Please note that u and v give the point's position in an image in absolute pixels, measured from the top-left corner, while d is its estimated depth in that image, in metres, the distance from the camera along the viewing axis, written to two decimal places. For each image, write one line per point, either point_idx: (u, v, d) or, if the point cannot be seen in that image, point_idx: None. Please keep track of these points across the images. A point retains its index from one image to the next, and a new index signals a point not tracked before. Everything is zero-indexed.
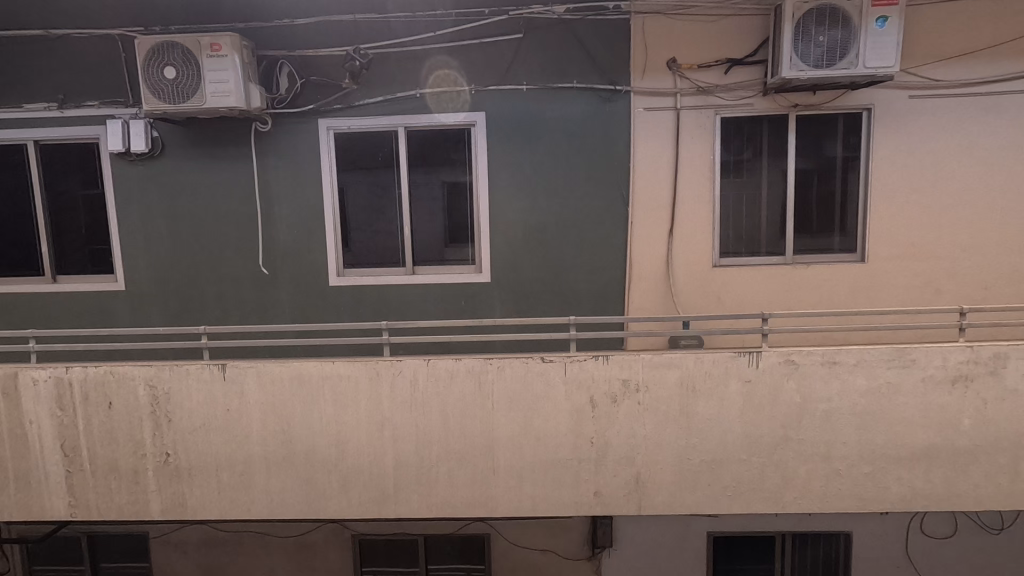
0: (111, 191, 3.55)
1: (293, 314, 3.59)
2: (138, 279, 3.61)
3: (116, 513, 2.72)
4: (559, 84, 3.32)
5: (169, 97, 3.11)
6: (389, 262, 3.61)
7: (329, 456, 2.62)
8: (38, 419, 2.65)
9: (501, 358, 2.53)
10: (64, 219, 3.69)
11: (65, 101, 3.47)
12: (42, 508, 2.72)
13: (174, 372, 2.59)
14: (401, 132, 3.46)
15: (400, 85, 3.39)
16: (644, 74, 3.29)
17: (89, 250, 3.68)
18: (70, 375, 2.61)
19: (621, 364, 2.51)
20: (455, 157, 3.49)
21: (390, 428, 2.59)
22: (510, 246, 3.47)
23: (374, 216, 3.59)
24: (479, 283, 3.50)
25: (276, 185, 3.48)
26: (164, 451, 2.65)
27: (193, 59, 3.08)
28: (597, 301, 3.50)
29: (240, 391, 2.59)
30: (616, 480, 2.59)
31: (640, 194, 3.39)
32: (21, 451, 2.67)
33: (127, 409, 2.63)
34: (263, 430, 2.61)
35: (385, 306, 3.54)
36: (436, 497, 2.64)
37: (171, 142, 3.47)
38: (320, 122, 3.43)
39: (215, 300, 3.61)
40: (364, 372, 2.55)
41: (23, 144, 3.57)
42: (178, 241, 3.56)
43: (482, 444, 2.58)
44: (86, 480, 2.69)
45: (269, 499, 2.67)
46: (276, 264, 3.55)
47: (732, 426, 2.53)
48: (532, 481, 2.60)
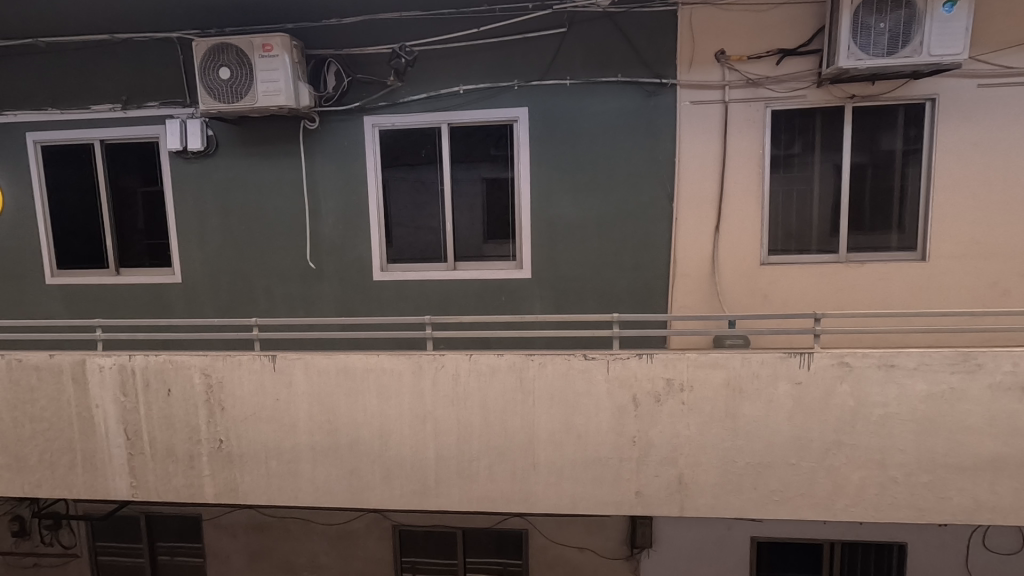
0: (169, 188, 3.72)
1: (339, 309, 3.68)
2: (193, 272, 3.77)
3: (172, 496, 2.84)
4: (603, 77, 3.27)
5: (224, 97, 3.22)
6: (431, 257, 3.66)
7: (373, 447, 2.67)
8: (103, 404, 2.81)
9: (543, 354, 2.53)
10: (126, 215, 3.88)
11: (128, 102, 3.64)
12: (106, 489, 2.88)
13: (228, 362, 2.70)
14: (444, 129, 3.49)
15: (443, 81, 3.41)
16: (690, 67, 3.21)
17: (148, 244, 3.86)
18: (132, 363, 2.75)
19: (665, 363, 2.46)
20: (497, 153, 3.49)
21: (432, 422, 2.62)
22: (551, 243, 3.45)
23: (417, 212, 3.63)
24: (520, 279, 3.50)
25: (323, 182, 3.57)
26: (218, 437, 2.76)
27: (246, 60, 3.18)
28: (639, 299, 3.44)
29: (289, 382, 2.67)
30: (658, 481, 2.55)
31: (684, 190, 3.32)
32: (88, 434, 2.84)
33: (183, 396, 2.75)
34: (309, 420, 2.69)
35: (426, 301, 3.59)
36: (476, 491, 2.66)
37: (225, 141, 3.60)
38: (365, 120, 3.50)
39: (264, 294, 3.74)
40: (407, 365, 2.59)
41: (90, 143, 3.78)
42: (230, 236, 3.70)
43: (522, 441, 2.59)
44: (146, 463, 2.82)
45: (315, 487, 2.74)
46: (322, 259, 3.65)
47: (780, 429, 2.45)
48: (572, 479, 2.59)
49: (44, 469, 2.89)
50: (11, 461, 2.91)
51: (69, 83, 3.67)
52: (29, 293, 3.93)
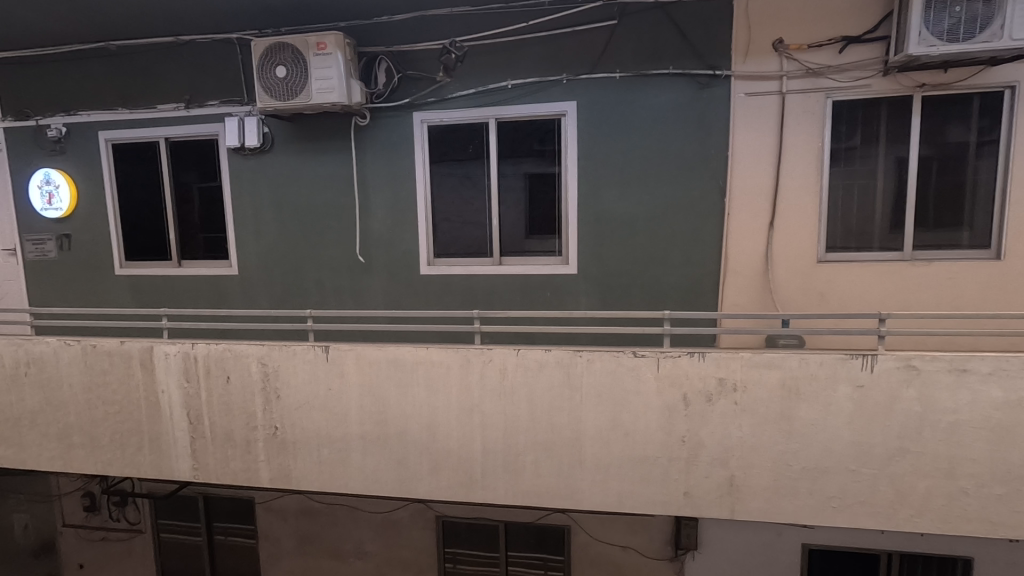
0: (227, 183, 3.86)
1: (386, 302, 3.75)
2: (249, 264, 3.91)
3: (231, 479, 2.96)
4: (654, 70, 3.21)
5: (279, 95, 3.32)
6: (477, 252, 3.66)
7: (421, 438, 2.71)
8: (168, 389, 2.95)
9: (591, 350, 2.50)
10: (187, 209, 4.06)
11: (191, 101, 3.81)
12: (170, 469, 3.03)
13: (284, 352, 2.79)
14: (491, 123, 3.50)
15: (492, 76, 3.42)
16: (746, 57, 3.11)
17: (207, 237, 4.03)
18: (195, 351, 2.88)
19: (717, 362, 2.40)
20: (544, 148, 3.47)
21: (479, 415, 2.64)
22: (598, 239, 3.42)
23: (463, 207, 3.64)
24: (565, 275, 3.48)
25: (373, 177, 3.64)
26: (273, 425, 2.86)
27: (301, 58, 3.26)
28: (687, 296, 3.37)
29: (341, 372, 2.75)
30: (708, 482, 2.49)
31: (737, 185, 3.22)
32: (154, 417, 2.99)
33: (241, 384, 2.86)
34: (360, 410, 2.75)
35: (472, 296, 3.62)
36: (522, 485, 2.67)
37: (280, 137, 3.71)
38: (414, 116, 3.54)
39: (315, 287, 3.85)
40: (455, 359, 2.62)
41: (155, 141, 3.96)
42: (284, 230, 3.82)
43: (568, 437, 2.57)
44: (206, 446, 2.95)
45: (364, 476, 2.81)
46: (371, 254, 3.72)
47: (839, 433, 2.35)
48: (619, 477, 2.56)
49: (114, 449, 3.06)
50: (85, 441, 3.10)
51: (137, 83, 3.86)
52: (100, 283, 4.17)
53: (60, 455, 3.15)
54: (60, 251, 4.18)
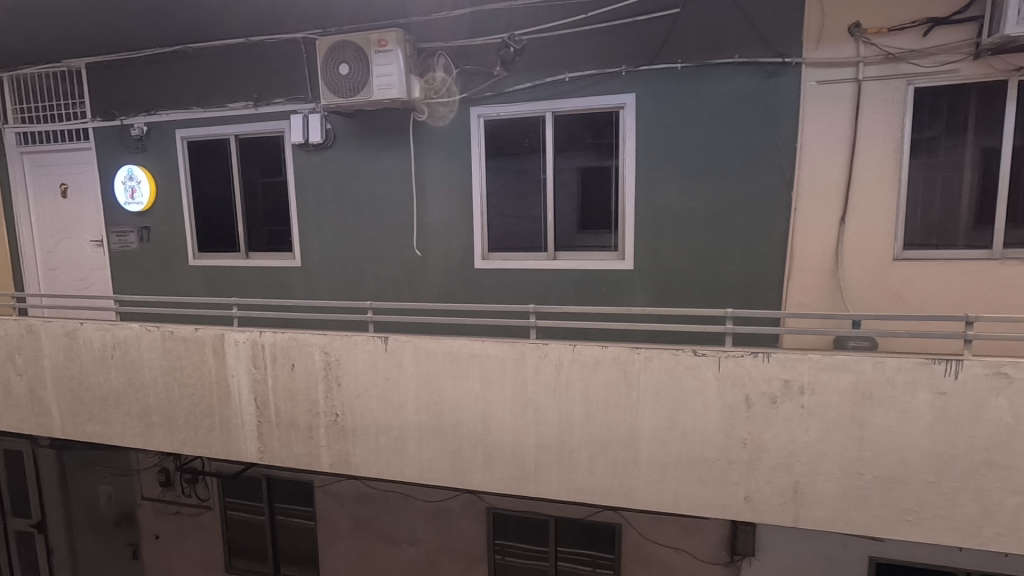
0: (292, 178, 4.02)
1: (442, 295, 3.81)
2: (311, 257, 4.05)
3: (294, 462, 3.09)
4: (718, 59, 3.10)
5: (342, 92, 3.41)
6: (531, 246, 3.64)
7: (475, 430, 2.74)
8: (237, 374, 3.10)
9: (649, 348, 2.45)
10: (253, 204, 4.23)
11: (259, 100, 3.97)
12: (239, 450, 3.18)
13: (345, 342, 2.88)
14: (548, 117, 3.47)
15: (550, 69, 3.40)
16: (818, 44, 2.95)
17: (272, 230, 4.19)
18: (263, 338, 3.02)
19: (783, 363, 2.30)
20: (602, 141, 3.41)
21: (533, 410, 2.64)
22: (656, 234, 3.34)
23: (518, 202, 3.63)
24: (621, 270, 3.42)
25: (430, 172, 3.70)
26: (334, 412, 2.96)
27: (363, 55, 3.34)
28: (749, 294, 3.24)
29: (399, 363, 2.81)
30: (771, 487, 2.40)
31: (806, 179, 3.07)
32: (225, 401, 3.15)
33: (304, 371, 2.97)
34: (417, 401, 2.80)
35: (526, 290, 3.62)
36: (576, 482, 2.65)
37: (341, 134, 3.83)
38: (471, 110, 3.56)
39: (372, 279, 3.95)
40: (511, 353, 2.62)
41: (226, 139, 4.16)
42: (344, 224, 3.94)
43: (624, 435, 2.53)
44: (271, 430, 3.09)
45: (420, 465, 2.86)
46: (428, 247, 3.78)
47: (917, 442, 2.21)
48: (675, 478, 2.50)
49: (189, 429, 3.25)
50: (163, 421, 3.30)
51: (211, 83, 4.07)
52: (176, 273, 4.43)
53: (141, 433, 3.38)
54: (140, 242, 4.47)
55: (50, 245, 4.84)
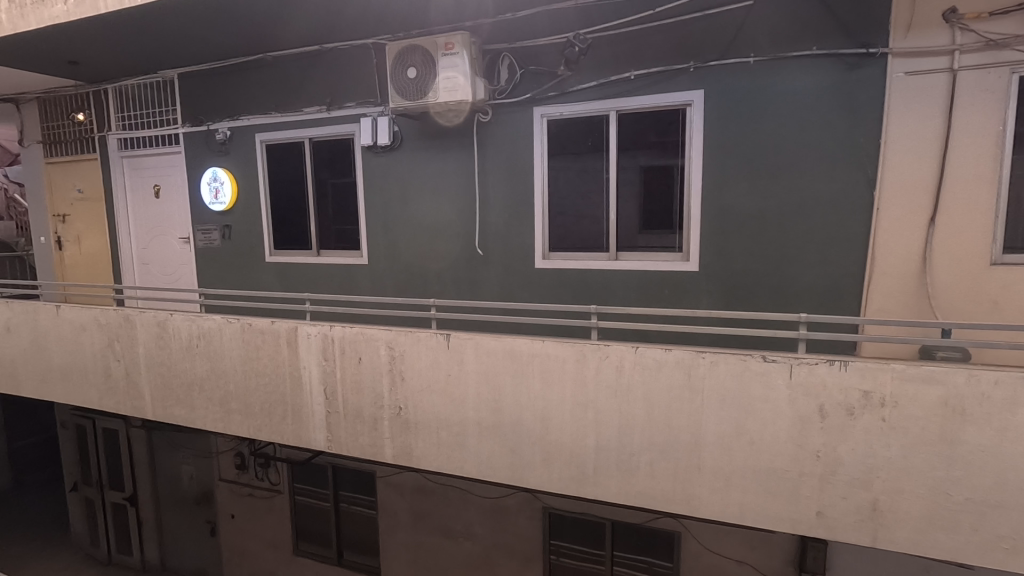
0: (361, 179, 4.18)
1: (501, 294, 3.84)
2: (377, 255, 4.20)
3: (359, 452, 3.20)
4: (794, 52, 2.96)
5: (409, 95, 3.51)
6: (593, 246, 3.61)
7: (535, 429, 2.75)
8: (309, 366, 3.26)
9: (715, 352, 2.37)
10: (324, 203, 4.42)
11: (332, 104, 4.15)
12: (309, 439, 3.34)
13: (409, 338, 2.96)
14: (612, 116, 3.43)
15: (614, 68, 3.36)
16: (907, 32, 2.76)
17: (341, 229, 4.37)
18: (332, 332, 3.16)
19: (863, 373, 2.17)
20: (667, 139, 3.34)
21: (593, 412, 2.62)
22: (723, 234, 3.23)
23: (580, 202, 3.60)
24: (685, 272, 3.34)
25: (493, 172, 3.74)
26: (398, 405, 3.05)
27: (430, 59, 3.43)
28: (823, 299, 3.07)
29: (460, 359, 2.86)
30: (846, 504, 2.26)
31: (891, 177, 2.88)
32: (297, 390, 3.32)
33: (371, 365, 3.09)
34: (477, 398, 2.85)
35: (587, 290, 3.60)
36: (635, 486, 2.60)
37: (408, 136, 3.94)
38: (535, 111, 3.58)
39: (435, 277, 4.04)
40: (571, 353, 2.61)
41: (300, 142, 4.37)
42: (409, 223, 4.05)
43: (687, 441, 2.47)
44: (339, 420, 3.23)
45: (479, 461, 2.90)
46: (489, 247, 3.83)
47: (1016, 465, 2.02)
48: (741, 488, 2.40)
49: (264, 416, 3.45)
50: (241, 407, 3.52)
51: (289, 89, 4.29)
52: (253, 269, 4.70)
53: (220, 418, 3.61)
54: (223, 239, 4.79)
55: (144, 242, 5.26)
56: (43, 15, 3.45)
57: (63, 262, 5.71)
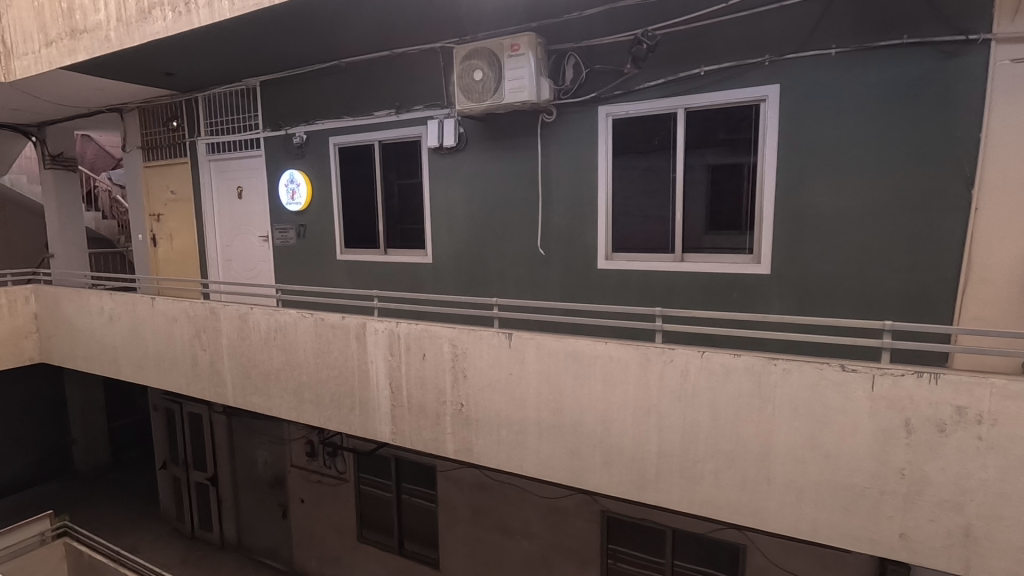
0: (427, 180, 4.29)
1: (563, 295, 3.83)
2: (441, 254, 4.30)
3: (422, 446, 3.29)
4: (881, 42, 2.77)
5: (475, 97, 3.57)
6: (658, 247, 3.54)
7: (595, 431, 2.72)
8: (376, 360, 3.38)
9: (788, 359, 2.26)
10: (391, 204, 4.56)
11: (401, 107, 4.29)
12: (374, 431, 3.47)
13: (472, 336, 3.01)
14: (680, 113, 3.34)
15: (683, 64, 3.27)
16: (1014, 16, 2.52)
17: (407, 228, 4.50)
18: (399, 328, 3.26)
19: (956, 387, 2.01)
20: (738, 137, 3.22)
21: (657, 416, 2.56)
22: (798, 235, 3.08)
23: (645, 202, 3.54)
24: (756, 274, 3.21)
25: (556, 172, 3.74)
26: (460, 402, 3.12)
27: (497, 61, 3.47)
28: (911, 306, 2.86)
29: (522, 359, 2.88)
30: (934, 527, 2.10)
31: (991, 174, 2.64)
32: (364, 383, 3.46)
33: (434, 362, 3.16)
34: (538, 398, 2.86)
35: (650, 292, 3.53)
36: (699, 495, 2.53)
37: (473, 137, 4.01)
38: (600, 110, 3.56)
39: (497, 276, 4.08)
40: (634, 355, 2.57)
41: (370, 144, 4.54)
42: (473, 222, 4.12)
43: (756, 451, 2.37)
44: (403, 413, 3.33)
45: (538, 460, 2.91)
46: (552, 247, 3.83)
47: None
48: (815, 503, 2.28)
49: (334, 407, 3.61)
50: (313, 397, 3.70)
51: (361, 94, 4.47)
52: (325, 266, 4.93)
53: (294, 407, 3.81)
54: (298, 238, 5.05)
55: (228, 239, 5.63)
56: (146, 32, 3.76)
57: (157, 258, 6.22)
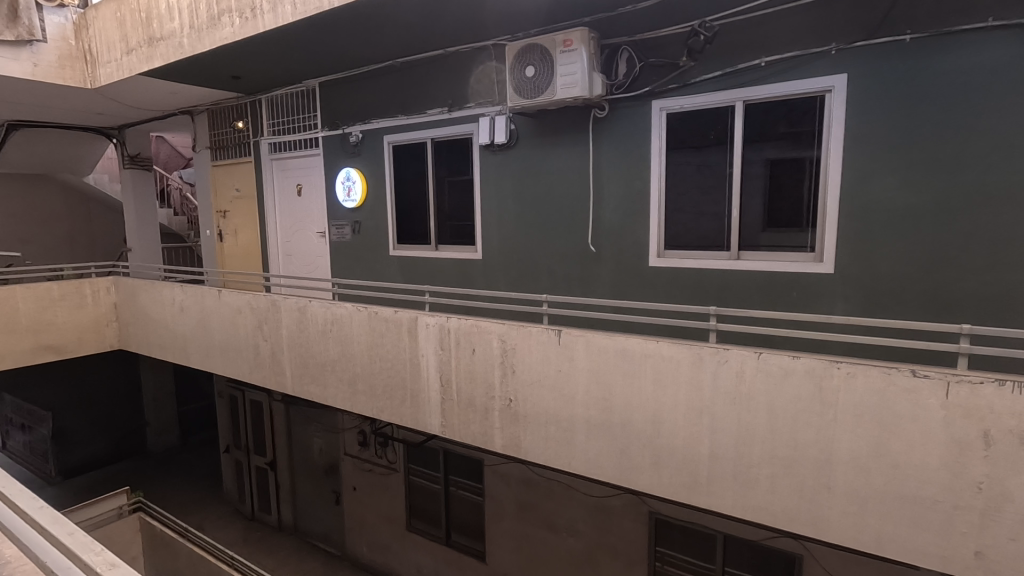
0: (479, 177, 4.33)
1: (613, 292, 3.79)
2: (491, 251, 4.34)
3: (470, 439, 3.34)
4: (962, 26, 2.59)
5: (527, 93, 3.58)
6: (713, 245, 3.44)
7: (644, 431, 2.69)
8: (427, 354, 3.45)
9: (853, 363, 2.15)
10: (442, 201, 4.63)
11: (453, 105, 4.35)
12: (425, 423, 3.54)
13: (521, 332, 3.03)
14: (738, 106, 3.23)
15: (742, 56, 3.16)
16: None
17: (457, 225, 4.56)
18: (449, 323, 3.32)
19: None
20: (800, 130, 3.09)
21: (709, 418, 2.50)
22: (864, 233, 2.93)
23: (700, 198, 3.45)
24: (818, 273, 3.07)
25: (607, 168, 3.70)
26: (508, 397, 3.14)
27: (549, 57, 3.46)
28: (992, 309, 2.66)
29: (571, 356, 2.87)
30: (1015, 547, 1.94)
31: None
32: (415, 376, 3.53)
33: (483, 357, 3.20)
34: (586, 395, 2.84)
35: (704, 290, 3.44)
36: (753, 500, 2.45)
37: (524, 134, 4.02)
38: (654, 104, 3.49)
39: (546, 273, 4.08)
40: (687, 355, 2.51)
41: (423, 142, 4.62)
42: (523, 219, 4.13)
43: (816, 457, 2.27)
44: (453, 407, 3.39)
45: (586, 458, 2.90)
46: (602, 244, 3.79)
47: None
48: (879, 514, 2.17)
49: (386, 398, 3.71)
50: (366, 389, 3.81)
51: (415, 92, 4.56)
52: (379, 261, 5.07)
53: (348, 397, 3.94)
54: (354, 234, 5.22)
55: (288, 235, 5.87)
56: (215, 37, 3.96)
57: (224, 252, 6.57)
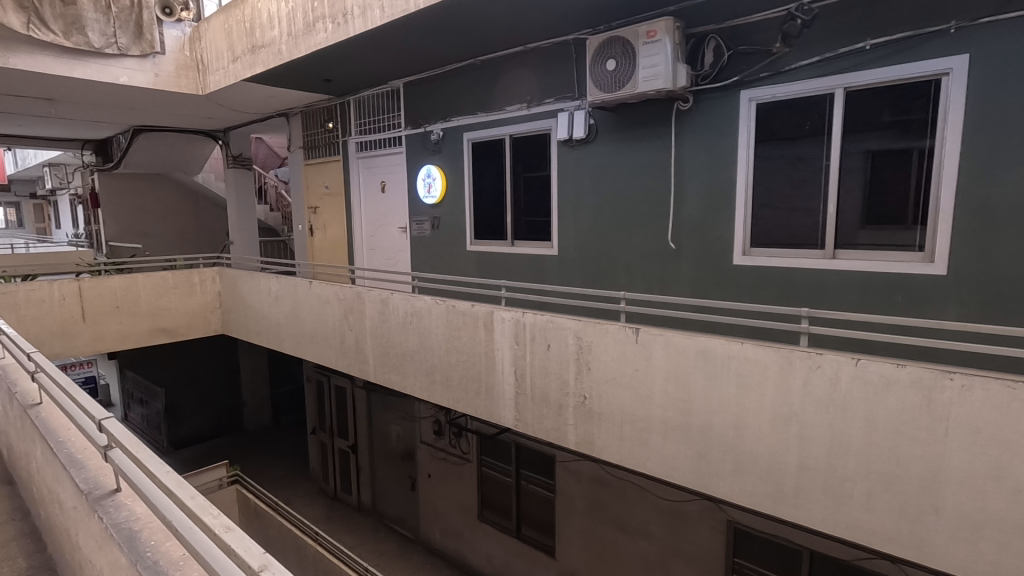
0: (557, 173, 4.32)
1: (694, 290, 3.66)
2: (567, 247, 4.32)
3: (544, 434, 3.35)
4: None
5: (607, 87, 3.52)
6: (805, 243, 3.25)
7: (725, 436, 2.58)
8: (502, 348, 3.50)
9: (968, 374, 1.96)
10: (519, 196, 4.66)
11: (532, 101, 4.36)
12: (499, 415, 3.59)
13: (597, 329, 3.00)
14: (838, 94, 3.01)
15: (843, 39, 2.93)
16: None
17: (533, 221, 4.58)
18: (524, 318, 3.35)
19: None
20: (909, 118, 2.85)
21: (798, 426, 2.36)
22: (985, 231, 2.63)
23: (791, 192, 3.26)
24: (927, 274, 2.80)
25: (689, 162, 3.57)
26: (582, 394, 3.12)
27: (630, 49, 3.37)
28: None
29: (648, 355, 2.80)
30: None
31: None
32: (490, 369, 3.60)
33: (558, 352, 3.20)
34: (664, 396, 2.77)
35: (794, 291, 3.25)
36: (845, 516, 2.29)
37: (604, 128, 3.97)
38: (743, 94, 3.32)
39: (623, 269, 4.01)
40: (774, 358, 2.38)
41: (502, 138, 4.67)
42: (601, 215, 4.07)
43: (920, 475, 2.09)
44: (526, 401, 3.41)
45: (662, 460, 2.83)
46: (683, 241, 3.67)
47: None
48: (995, 543, 1.96)
49: (462, 390, 3.80)
50: (443, 379, 3.92)
51: (494, 89, 4.61)
52: (456, 256, 5.19)
53: (425, 387, 4.08)
54: (433, 229, 5.38)
55: (372, 230, 6.14)
56: (310, 43, 4.22)
57: (314, 246, 6.98)
